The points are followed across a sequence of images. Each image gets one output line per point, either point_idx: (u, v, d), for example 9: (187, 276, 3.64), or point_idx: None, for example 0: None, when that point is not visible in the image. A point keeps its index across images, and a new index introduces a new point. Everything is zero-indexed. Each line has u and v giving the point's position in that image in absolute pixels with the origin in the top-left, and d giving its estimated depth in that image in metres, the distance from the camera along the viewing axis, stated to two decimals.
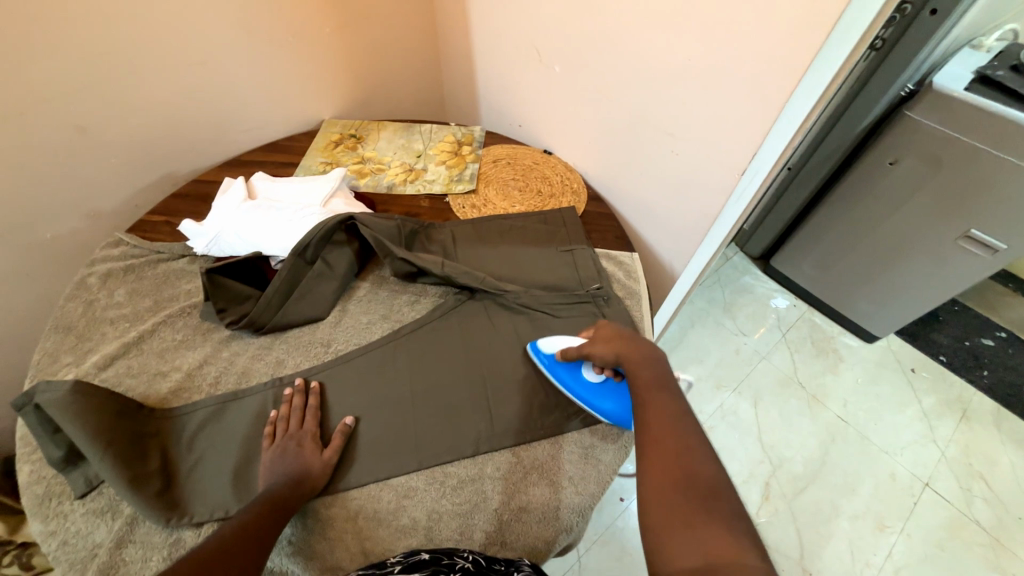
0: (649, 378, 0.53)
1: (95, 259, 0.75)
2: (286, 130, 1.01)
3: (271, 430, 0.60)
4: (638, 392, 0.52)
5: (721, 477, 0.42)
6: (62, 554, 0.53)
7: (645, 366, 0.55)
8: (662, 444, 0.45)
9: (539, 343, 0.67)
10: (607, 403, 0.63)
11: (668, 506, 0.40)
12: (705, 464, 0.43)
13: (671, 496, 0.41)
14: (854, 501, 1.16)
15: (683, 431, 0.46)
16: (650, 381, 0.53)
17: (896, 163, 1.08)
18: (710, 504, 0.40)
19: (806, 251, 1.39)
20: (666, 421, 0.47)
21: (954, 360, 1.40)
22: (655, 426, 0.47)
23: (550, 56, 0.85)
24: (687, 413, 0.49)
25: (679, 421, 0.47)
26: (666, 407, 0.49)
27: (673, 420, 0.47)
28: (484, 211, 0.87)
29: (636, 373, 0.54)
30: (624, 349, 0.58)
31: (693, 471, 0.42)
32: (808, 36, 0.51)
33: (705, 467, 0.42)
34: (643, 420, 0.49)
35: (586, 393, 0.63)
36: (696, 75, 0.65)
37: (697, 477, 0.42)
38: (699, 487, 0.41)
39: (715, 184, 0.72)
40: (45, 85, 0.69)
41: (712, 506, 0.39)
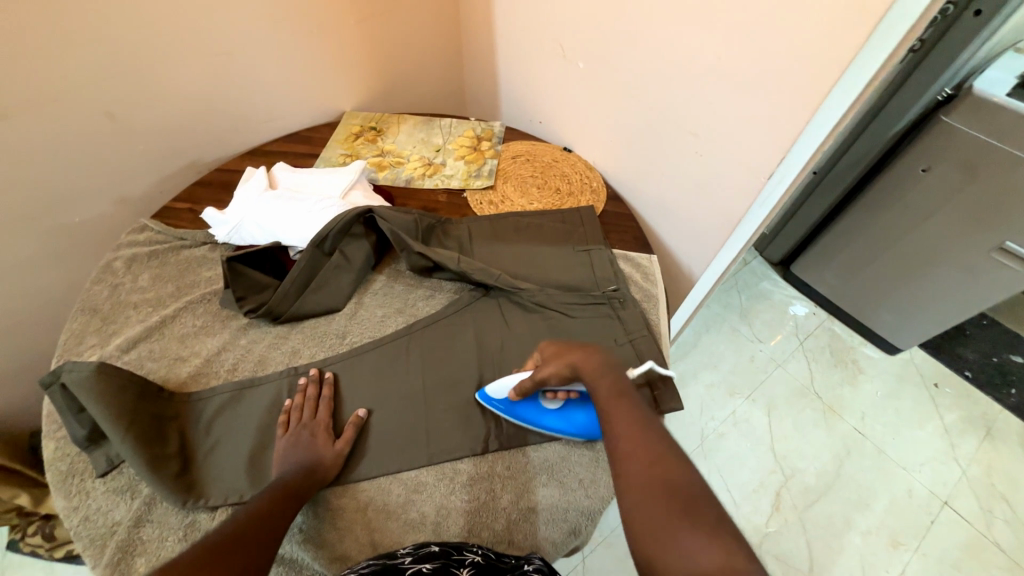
0: (610, 389, 0.51)
1: (121, 243, 0.76)
2: (307, 121, 1.02)
3: (285, 418, 0.61)
4: (602, 408, 0.51)
5: (698, 483, 0.41)
6: (82, 530, 0.55)
7: (605, 374, 0.53)
8: (635, 461, 0.43)
9: (487, 392, 0.62)
10: (579, 423, 0.61)
11: (652, 527, 0.38)
12: (680, 471, 0.42)
13: (653, 515, 0.39)
14: (867, 516, 1.14)
15: (652, 441, 0.44)
16: (611, 392, 0.51)
17: (928, 171, 1.04)
18: (693, 512, 0.38)
19: (829, 258, 1.35)
20: (633, 434, 0.46)
21: (979, 376, 1.35)
22: (624, 442, 0.45)
23: (574, 53, 0.84)
24: (654, 421, 0.48)
25: (649, 431, 0.46)
26: (630, 418, 0.47)
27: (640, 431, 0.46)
28: (501, 208, 0.87)
29: (595, 384, 0.53)
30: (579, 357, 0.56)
31: (672, 482, 0.41)
32: (846, 36, 0.49)
33: (681, 474, 0.41)
34: (612, 438, 0.47)
35: (556, 421, 0.61)
36: (724, 75, 0.64)
37: (676, 487, 0.40)
38: (678, 498, 0.39)
39: (739, 187, 0.70)
40: (77, 72, 0.70)
41: (695, 514, 0.38)
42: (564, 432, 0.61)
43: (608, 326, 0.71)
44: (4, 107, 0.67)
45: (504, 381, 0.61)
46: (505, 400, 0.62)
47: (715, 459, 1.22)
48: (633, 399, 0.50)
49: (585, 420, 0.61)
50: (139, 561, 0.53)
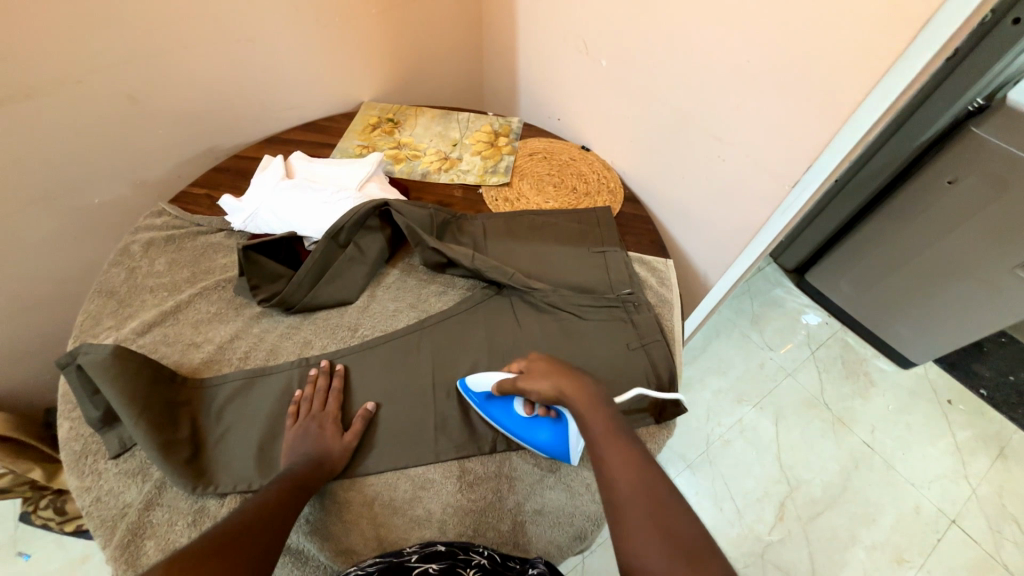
0: (604, 427, 0.49)
1: (139, 227, 0.77)
2: (325, 110, 1.01)
3: (295, 409, 0.61)
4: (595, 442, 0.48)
5: (700, 531, 0.40)
6: (94, 510, 0.55)
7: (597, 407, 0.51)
8: (636, 508, 0.42)
9: (467, 380, 0.63)
10: (545, 435, 0.59)
11: None
12: (682, 518, 0.41)
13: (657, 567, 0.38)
14: (872, 530, 1.12)
15: (654, 486, 0.43)
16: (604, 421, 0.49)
17: (955, 182, 1.01)
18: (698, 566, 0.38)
19: (846, 268, 1.32)
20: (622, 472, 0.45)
21: (995, 395, 1.32)
22: (624, 486, 0.44)
23: (597, 50, 0.82)
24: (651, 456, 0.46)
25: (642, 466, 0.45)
26: (622, 459, 0.46)
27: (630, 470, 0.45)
28: (517, 206, 0.86)
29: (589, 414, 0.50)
30: (566, 385, 0.53)
31: (671, 529, 0.40)
32: (884, 43, 0.48)
33: (678, 518, 0.41)
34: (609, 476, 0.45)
35: (523, 427, 0.60)
36: (754, 79, 0.62)
37: (680, 540, 0.40)
38: (683, 549, 0.39)
39: (761, 194, 0.68)
40: (99, 54, 0.71)
41: (699, 569, 0.38)
42: (526, 440, 0.60)
43: (621, 330, 0.70)
44: (28, 87, 0.67)
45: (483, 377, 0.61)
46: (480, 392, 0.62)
47: (720, 466, 1.21)
48: (629, 436, 0.48)
49: (551, 435, 0.59)
50: (148, 544, 0.53)
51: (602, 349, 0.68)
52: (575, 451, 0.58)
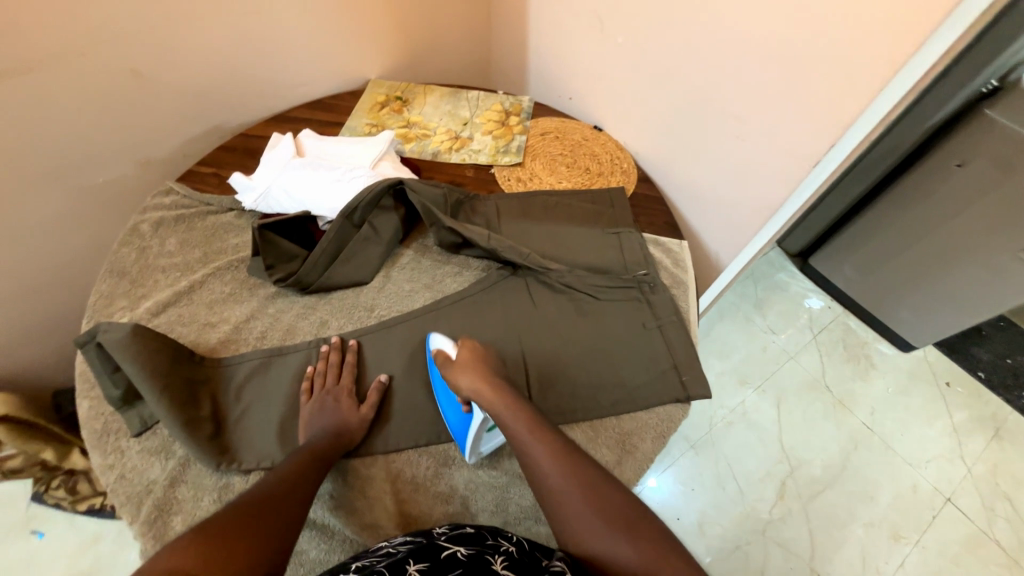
0: (526, 424, 0.55)
1: (148, 206, 0.76)
2: (330, 88, 0.99)
3: (308, 385, 0.61)
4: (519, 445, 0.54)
5: (624, 500, 0.50)
6: (119, 487, 0.56)
7: (521, 408, 0.57)
8: (565, 495, 0.51)
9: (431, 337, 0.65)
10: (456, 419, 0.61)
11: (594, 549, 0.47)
12: (608, 492, 0.51)
13: (592, 538, 0.48)
14: (870, 508, 1.15)
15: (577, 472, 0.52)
16: (530, 422, 0.55)
17: (964, 165, 1.00)
18: (631, 527, 0.48)
19: (851, 252, 1.32)
20: (612, 548, 0.47)
21: (992, 377, 1.35)
22: (551, 480, 0.52)
23: (613, 26, 0.80)
24: (568, 446, 0.54)
25: (634, 523, 0.48)
26: (546, 455, 0.53)
27: (623, 539, 0.47)
28: (530, 186, 0.85)
29: (508, 419, 0.56)
30: (484, 388, 0.57)
31: (597, 504, 0.50)
32: (921, 15, 0.47)
33: (604, 494, 0.51)
34: (536, 472, 0.53)
35: (441, 400, 0.62)
36: (779, 54, 0.60)
37: (612, 512, 0.49)
38: (614, 517, 0.49)
39: (779, 175, 0.68)
40: (99, 25, 0.68)
41: (632, 528, 0.48)
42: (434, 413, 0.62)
43: (636, 311, 0.71)
44: (32, 61, 0.66)
45: (441, 339, 0.64)
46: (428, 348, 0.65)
47: (722, 447, 1.23)
48: (548, 427, 0.55)
49: (457, 419, 0.60)
50: (175, 519, 0.54)
51: (619, 329, 0.69)
52: (468, 449, 0.59)
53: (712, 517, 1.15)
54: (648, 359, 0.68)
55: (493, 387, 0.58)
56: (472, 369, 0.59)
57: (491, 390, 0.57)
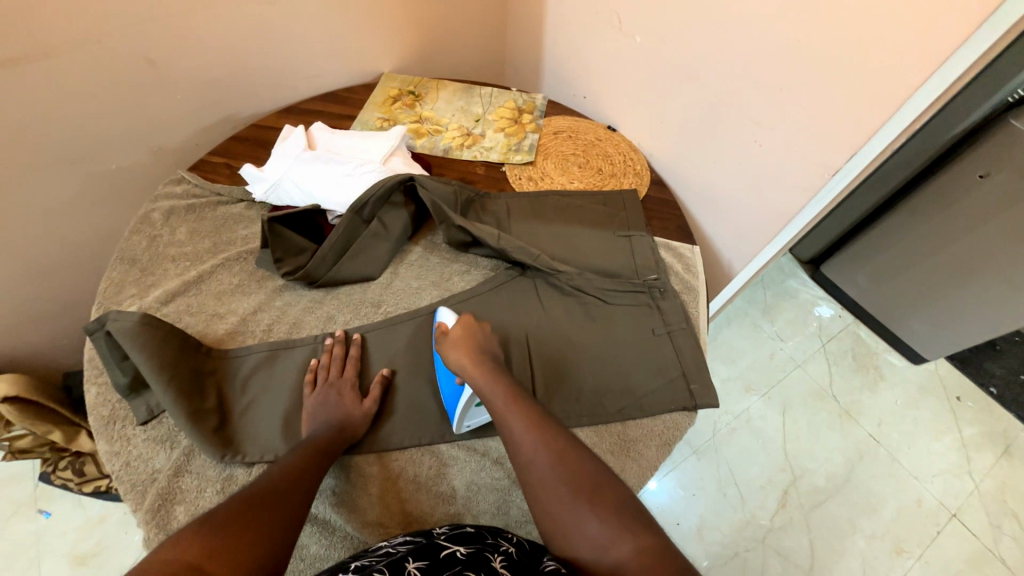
0: (502, 397, 0.56)
1: (159, 195, 0.76)
2: (343, 81, 0.98)
3: (312, 377, 0.61)
4: (497, 414, 0.55)
5: (596, 470, 0.50)
6: (124, 475, 0.56)
7: (501, 381, 0.57)
8: (537, 466, 0.51)
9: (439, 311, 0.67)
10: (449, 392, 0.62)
11: (562, 520, 0.48)
12: (580, 463, 0.51)
13: (560, 509, 0.48)
14: (873, 520, 1.14)
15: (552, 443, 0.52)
16: (508, 395, 0.56)
17: (987, 177, 0.98)
18: (598, 498, 0.48)
19: (864, 261, 1.30)
20: (576, 516, 0.47)
21: (1005, 393, 1.32)
22: (525, 451, 0.52)
23: (631, 25, 0.79)
24: (545, 418, 0.54)
25: (600, 492, 0.48)
26: (521, 426, 0.53)
27: (588, 509, 0.47)
28: (540, 185, 0.84)
29: (489, 392, 0.56)
30: (466, 361, 0.58)
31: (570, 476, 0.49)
32: (956, 20, 0.46)
33: (577, 464, 0.50)
34: (512, 441, 0.53)
35: (440, 371, 0.63)
36: (803, 59, 0.59)
37: (582, 484, 0.49)
38: (585, 488, 0.49)
39: (798, 183, 0.66)
40: (117, 11, 0.68)
41: (599, 500, 0.48)
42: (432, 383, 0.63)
43: (645, 316, 0.70)
44: (48, 46, 0.66)
45: (445, 311, 0.66)
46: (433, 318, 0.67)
47: (725, 453, 1.22)
48: (526, 400, 0.56)
49: (449, 391, 0.61)
50: (178, 509, 0.54)
51: (626, 334, 0.68)
52: (454, 420, 0.59)
53: (712, 523, 1.14)
54: (655, 366, 0.67)
55: (477, 363, 0.58)
56: (461, 344, 0.60)
57: (474, 364, 0.58)
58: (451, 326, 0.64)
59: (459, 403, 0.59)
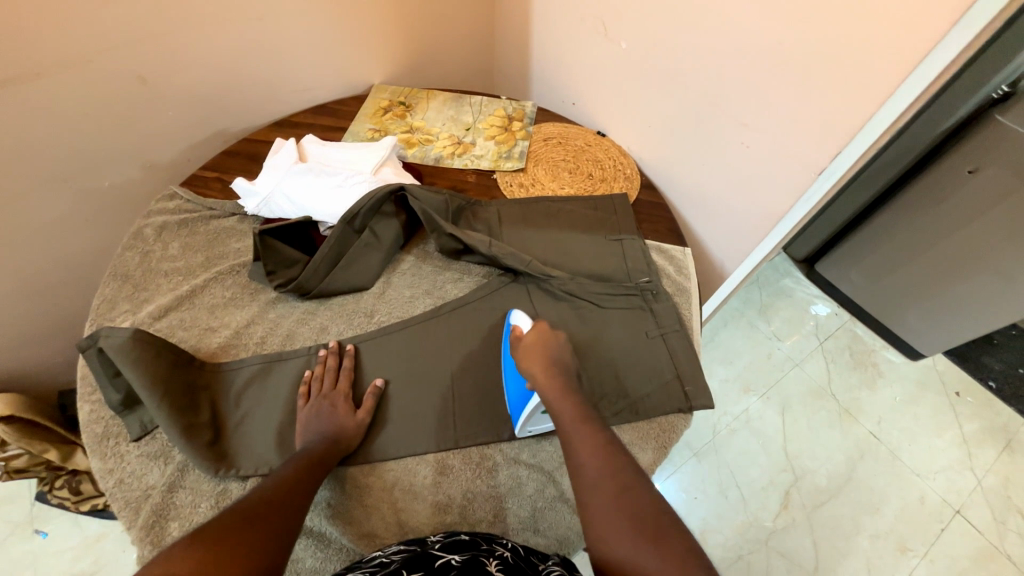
0: (572, 414, 0.56)
1: (151, 211, 0.76)
2: (334, 93, 0.99)
3: (306, 389, 0.61)
4: (566, 431, 0.55)
5: (661, 510, 0.47)
6: (118, 492, 0.56)
7: (570, 399, 0.58)
8: (601, 491, 0.49)
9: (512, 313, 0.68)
10: (515, 393, 0.62)
11: (619, 557, 0.44)
12: (644, 498, 0.48)
13: (618, 543, 0.45)
14: (876, 520, 1.13)
15: (619, 470, 0.50)
16: (575, 414, 0.56)
17: (976, 172, 0.98)
18: (659, 538, 0.44)
19: (858, 258, 1.30)
20: (633, 549, 0.44)
21: (1004, 387, 1.32)
22: (590, 473, 0.51)
23: (617, 32, 0.80)
24: (613, 445, 0.53)
25: (661, 530, 0.45)
26: (589, 448, 0.53)
27: (647, 544, 0.44)
28: (532, 192, 0.85)
29: (559, 407, 0.57)
30: (540, 373, 0.59)
31: (632, 508, 0.47)
32: (933, 16, 0.46)
33: (641, 498, 0.48)
34: (576, 463, 0.52)
35: (512, 373, 0.63)
36: (786, 61, 0.60)
37: (643, 518, 0.46)
38: (646, 524, 0.45)
39: (785, 183, 0.67)
40: (107, 31, 0.69)
41: (660, 541, 0.44)
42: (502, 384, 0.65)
43: (638, 319, 0.70)
44: (38, 67, 0.66)
45: (519, 315, 0.66)
46: (505, 321, 0.68)
47: (726, 454, 1.22)
48: (596, 422, 0.56)
49: (517, 394, 0.62)
50: (172, 525, 0.54)
51: (620, 337, 0.69)
52: (518, 422, 0.60)
53: (714, 526, 1.13)
54: (650, 368, 0.67)
55: (550, 376, 0.59)
56: (536, 354, 0.61)
57: (546, 378, 0.59)
58: (525, 331, 0.65)
59: (525, 408, 0.60)
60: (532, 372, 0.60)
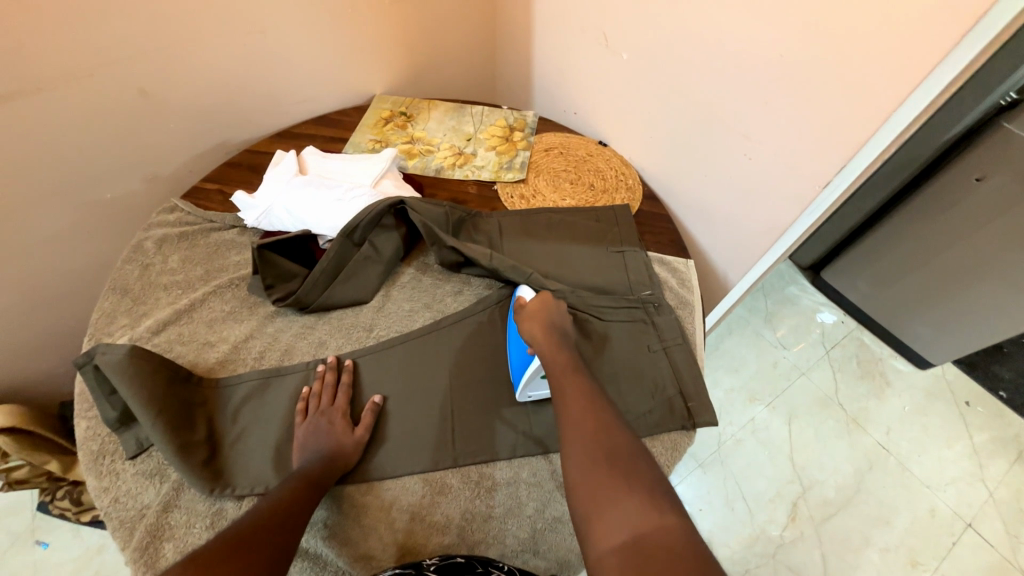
0: (562, 365, 0.58)
1: (151, 223, 0.76)
2: (335, 104, 0.99)
3: (304, 406, 0.61)
4: (554, 378, 0.57)
5: (637, 452, 0.50)
6: (113, 511, 0.55)
7: (561, 350, 0.60)
8: (584, 431, 0.51)
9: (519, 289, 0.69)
10: (516, 361, 0.64)
11: (596, 493, 0.46)
12: (622, 440, 0.51)
13: (596, 481, 0.47)
14: (886, 532, 1.11)
15: (601, 414, 0.53)
16: (566, 365, 0.58)
17: (983, 180, 0.97)
18: (634, 476, 0.47)
19: (864, 266, 1.29)
20: (610, 486, 0.46)
21: (1015, 397, 1.29)
22: (575, 414, 0.53)
23: (618, 43, 0.80)
24: (598, 394, 0.56)
25: (636, 469, 0.48)
26: (575, 394, 0.55)
27: (623, 479, 0.47)
28: (533, 203, 0.84)
29: (550, 358, 0.58)
30: (535, 327, 0.61)
31: (612, 449, 0.49)
32: (940, 31, 0.45)
33: (621, 440, 0.50)
34: (563, 404, 0.54)
35: (513, 341, 0.65)
36: (788, 73, 0.59)
37: (621, 458, 0.49)
38: (624, 465, 0.48)
39: (790, 195, 0.66)
40: (108, 45, 0.69)
41: (634, 478, 0.47)
42: (507, 352, 0.66)
43: (640, 332, 0.69)
44: (39, 81, 0.67)
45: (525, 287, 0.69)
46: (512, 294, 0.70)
47: (731, 465, 1.20)
48: (584, 373, 0.58)
49: (519, 358, 0.63)
50: (167, 546, 0.53)
51: (622, 352, 0.68)
52: (519, 386, 0.62)
53: (720, 539, 1.11)
54: (653, 384, 0.66)
55: (546, 333, 0.61)
56: (535, 314, 0.63)
57: (542, 336, 0.60)
58: (528, 301, 0.67)
59: (525, 372, 0.62)
60: (532, 331, 0.61)
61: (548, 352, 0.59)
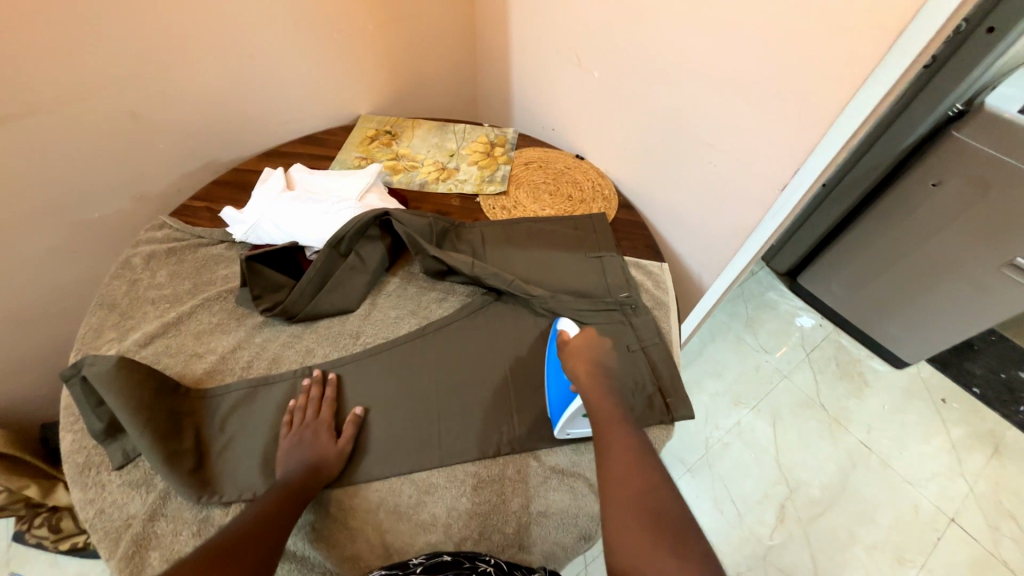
0: (607, 413, 0.58)
1: (140, 240, 0.78)
2: (322, 124, 1.03)
3: (289, 419, 0.62)
4: (598, 426, 0.57)
5: (685, 518, 0.47)
6: (98, 522, 0.55)
7: (603, 397, 0.59)
8: (627, 486, 0.50)
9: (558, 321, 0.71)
10: (556, 396, 0.64)
11: (637, 556, 0.44)
12: (669, 502, 0.48)
13: (638, 542, 0.45)
14: (872, 529, 1.13)
15: (647, 471, 0.51)
16: (608, 414, 0.58)
17: (939, 184, 1.03)
18: (680, 545, 0.44)
19: (836, 269, 1.35)
20: (652, 552, 0.44)
21: (987, 393, 1.34)
22: (619, 468, 0.52)
23: (591, 62, 0.85)
24: (645, 448, 0.54)
25: (682, 538, 0.45)
26: (621, 445, 0.54)
27: (665, 546, 0.44)
28: (514, 214, 0.87)
29: (593, 404, 0.58)
30: (580, 370, 0.62)
31: (657, 512, 0.47)
32: (868, 43, 0.50)
33: (667, 501, 0.48)
34: (607, 455, 0.53)
35: (555, 375, 0.66)
36: (743, 87, 0.64)
37: (667, 522, 0.46)
38: (669, 530, 0.46)
39: (753, 198, 0.70)
40: (102, 71, 0.72)
41: (680, 548, 0.44)
42: (545, 386, 0.67)
43: (619, 332, 0.72)
44: (33, 104, 0.69)
45: (566, 321, 0.70)
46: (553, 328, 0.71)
47: (718, 468, 1.22)
48: (630, 424, 0.57)
49: (560, 396, 0.63)
50: (152, 555, 0.53)
51: None
52: (557, 424, 0.62)
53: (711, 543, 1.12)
54: (632, 381, 0.69)
55: (591, 378, 0.61)
56: (580, 355, 0.64)
57: (585, 377, 0.61)
58: (572, 335, 0.68)
59: (565, 411, 0.62)
60: (576, 372, 0.62)
61: (591, 398, 0.59)
